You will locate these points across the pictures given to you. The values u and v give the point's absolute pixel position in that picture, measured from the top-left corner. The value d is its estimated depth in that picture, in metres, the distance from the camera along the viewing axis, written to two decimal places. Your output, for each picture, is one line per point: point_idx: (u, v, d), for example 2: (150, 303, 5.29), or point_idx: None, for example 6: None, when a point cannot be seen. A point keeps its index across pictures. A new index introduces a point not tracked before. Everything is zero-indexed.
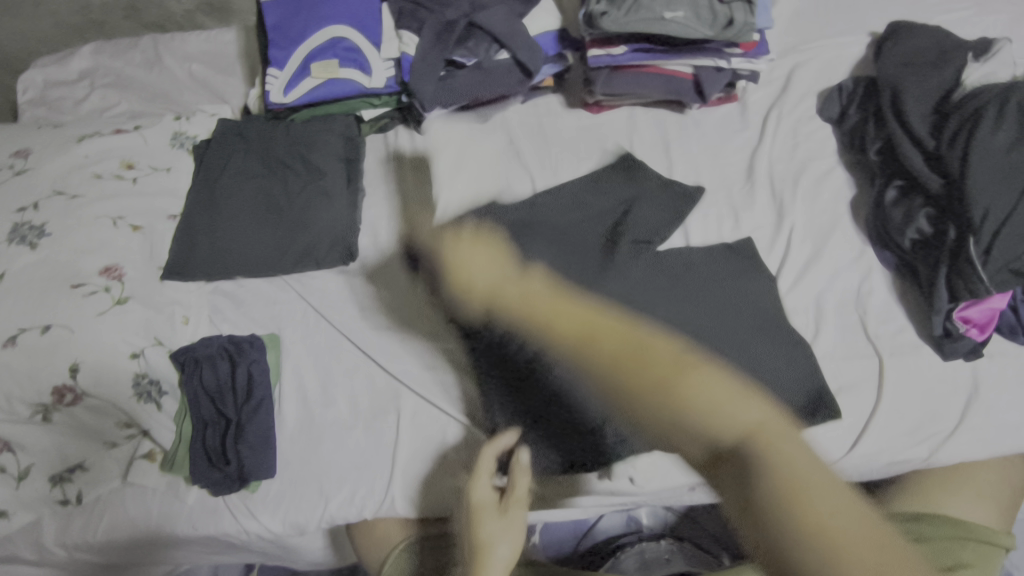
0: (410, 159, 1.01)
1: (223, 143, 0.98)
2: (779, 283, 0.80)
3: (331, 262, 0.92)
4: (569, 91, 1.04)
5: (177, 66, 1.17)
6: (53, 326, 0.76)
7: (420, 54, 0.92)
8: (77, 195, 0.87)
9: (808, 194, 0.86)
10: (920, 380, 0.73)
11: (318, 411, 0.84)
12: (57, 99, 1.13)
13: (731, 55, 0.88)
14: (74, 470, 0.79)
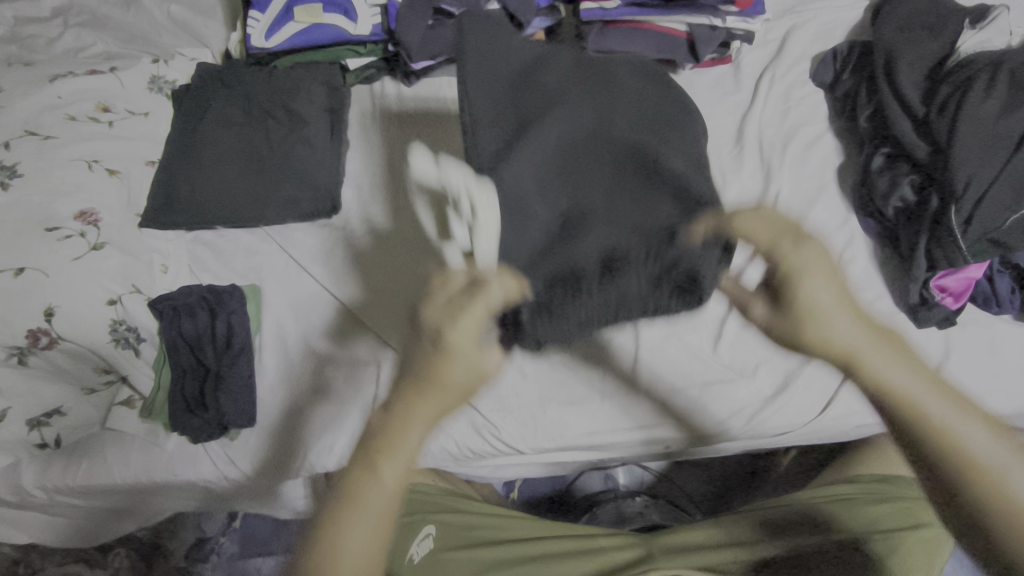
0: (396, 111, 0.98)
1: (204, 88, 0.96)
2: (760, 248, 0.81)
3: (313, 214, 0.90)
4: (561, 46, 1.01)
5: (155, 7, 1.13)
6: (27, 269, 0.74)
7: (408, 4, 0.89)
8: (50, 136, 0.85)
9: (796, 159, 0.86)
10: None
11: (298, 361, 0.84)
12: (29, 36, 1.07)
13: (726, 13, 0.87)
14: (51, 415, 0.77)
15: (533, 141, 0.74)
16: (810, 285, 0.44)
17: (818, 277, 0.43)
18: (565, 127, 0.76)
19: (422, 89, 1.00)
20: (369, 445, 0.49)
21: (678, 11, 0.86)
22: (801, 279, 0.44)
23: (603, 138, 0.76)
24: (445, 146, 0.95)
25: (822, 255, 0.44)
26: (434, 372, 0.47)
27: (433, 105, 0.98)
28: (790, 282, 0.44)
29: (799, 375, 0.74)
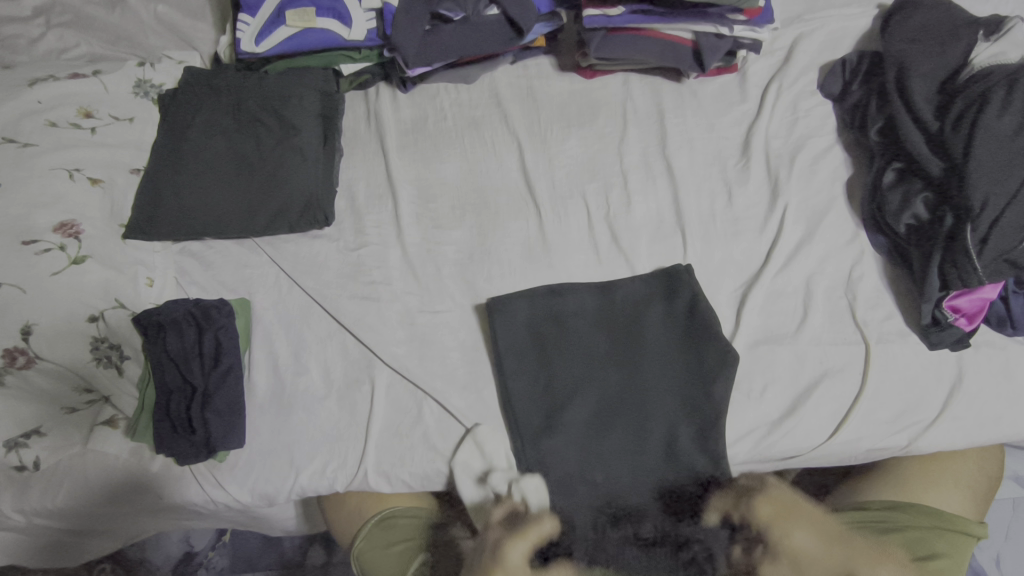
0: (392, 118, 0.96)
1: (192, 94, 0.92)
2: (767, 265, 0.78)
3: (303, 226, 0.86)
4: (561, 52, 0.98)
5: (142, 7, 1.08)
6: (3, 285, 0.71)
7: (404, 8, 0.86)
8: (29, 144, 0.82)
9: (804, 173, 0.84)
10: (905, 367, 0.72)
11: (289, 379, 0.81)
12: (8, 36, 1.03)
13: (733, 21, 0.84)
14: (30, 436, 0.75)
15: (579, 400, 0.74)
16: (796, 538, 0.64)
17: (784, 529, 0.65)
18: (599, 389, 0.74)
19: (419, 96, 0.97)
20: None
21: (686, 18, 0.83)
22: (791, 533, 0.65)
23: (640, 351, 0.75)
24: (443, 156, 0.92)
25: (799, 502, 0.67)
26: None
27: (430, 113, 0.96)
28: (783, 541, 0.65)
29: (809, 397, 0.72)
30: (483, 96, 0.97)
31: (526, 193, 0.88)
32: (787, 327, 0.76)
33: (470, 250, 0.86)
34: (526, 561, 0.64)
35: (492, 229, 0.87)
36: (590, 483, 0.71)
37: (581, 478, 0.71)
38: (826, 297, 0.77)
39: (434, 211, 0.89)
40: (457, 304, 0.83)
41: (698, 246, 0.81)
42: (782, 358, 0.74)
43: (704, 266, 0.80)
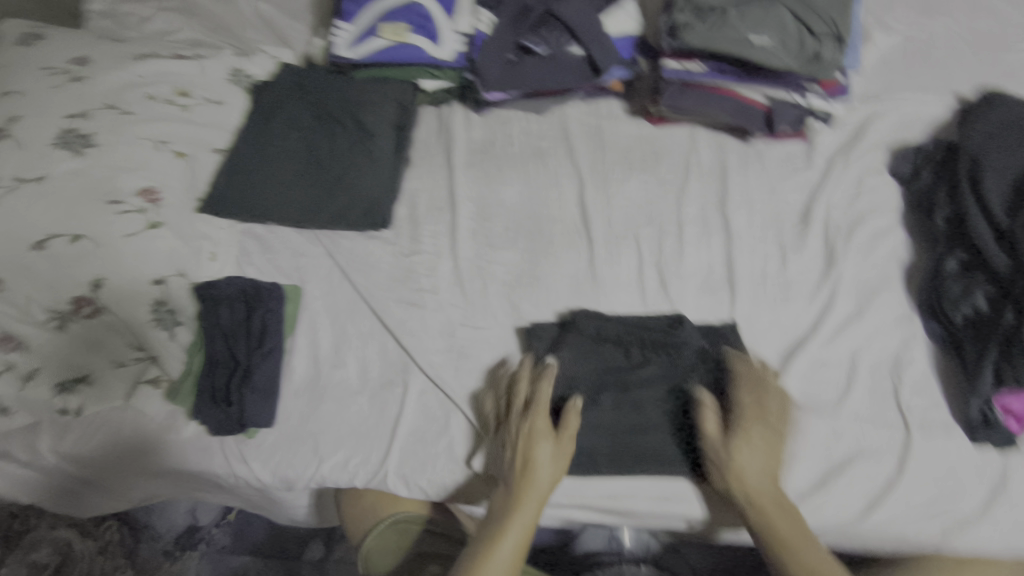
0: (463, 137, 1.00)
1: (281, 88, 0.98)
2: (814, 333, 0.79)
3: (362, 227, 0.90)
4: (634, 97, 1.02)
5: (246, 3, 1.16)
6: (82, 238, 0.74)
7: (495, 35, 0.90)
8: (128, 112, 0.87)
9: (862, 249, 0.84)
10: (944, 460, 0.70)
11: (326, 371, 0.83)
12: (124, 14, 1.14)
13: (809, 93, 0.85)
14: (79, 382, 0.78)
15: (620, 385, 0.76)
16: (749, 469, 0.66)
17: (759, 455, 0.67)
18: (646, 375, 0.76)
19: (492, 119, 1.01)
20: (494, 528, 0.66)
21: (765, 82, 0.84)
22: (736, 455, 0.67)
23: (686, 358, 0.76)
24: (506, 179, 0.95)
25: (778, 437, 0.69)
26: (528, 466, 0.68)
27: (499, 137, 1.00)
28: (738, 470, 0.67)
29: (841, 473, 0.70)
30: (553, 128, 1.00)
31: (580, 226, 0.91)
32: (828, 397, 0.76)
33: (519, 272, 0.88)
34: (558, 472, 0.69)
35: (543, 257, 0.89)
36: (617, 444, 0.73)
37: (611, 437, 0.73)
38: (870, 373, 0.77)
39: (490, 230, 0.92)
40: (498, 324, 0.85)
41: (744, 304, 0.82)
42: (818, 429, 0.73)
43: (749, 325, 0.81)
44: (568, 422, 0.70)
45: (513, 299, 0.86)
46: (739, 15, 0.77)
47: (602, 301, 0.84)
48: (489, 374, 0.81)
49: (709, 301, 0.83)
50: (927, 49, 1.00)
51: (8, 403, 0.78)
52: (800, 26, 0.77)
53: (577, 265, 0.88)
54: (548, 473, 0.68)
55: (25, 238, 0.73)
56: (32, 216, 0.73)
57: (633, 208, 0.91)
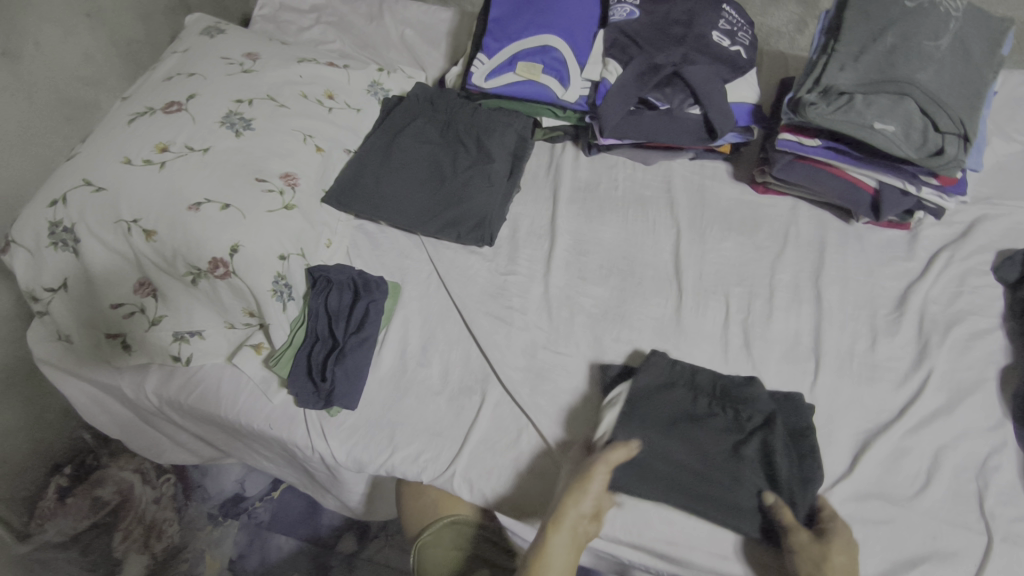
0: (569, 175, 1.06)
1: (415, 104, 1.07)
2: (899, 420, 0.77)
3: (468, 240, 0.96)
4: (740, 162, 1.05)
5: (392, 26, 1.28)
6: (231, 207, 0.84)
7: (619, 85, 0.95)
8: (284, 105, 0.98)
9: (957, 346, 0.83)
10: None
11: (412, 366, 0.88)
12: (286, 21, 1.29)
13: (924, 183, 0.86)
14: (193, 335, 0.86)
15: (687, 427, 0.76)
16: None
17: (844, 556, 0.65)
18: (713, 424, 0.76)
19: (599, 162, 1.07)
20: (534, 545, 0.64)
21: (880, 167, 0.86)
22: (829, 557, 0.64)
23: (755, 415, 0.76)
24: (605, 219, 1.00)
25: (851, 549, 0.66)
26: (573, 491, 0.67)
27: (604, 179, 1.05)
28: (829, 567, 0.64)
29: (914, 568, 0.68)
30: (657, 180, 1.04)
31: (672, 275, 0.93)
32: (905, 489, 0.73)
33: (606, 308, 0.91)
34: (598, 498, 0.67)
35: (632, 298, 0.92)
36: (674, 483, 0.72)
37: (671, 476, 0.73)
38: (953, 474, 0.74)
39: (583, 264, 0.96)
40: (580, 353, 0.88)
41: (828, 380, 0.82)
42: (893, 518, 0.71)
43: (831, 399, 0.80)
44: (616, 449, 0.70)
45: (597, 332, 0.89)
46: (864, 103, 0.81)
47: (684, 349, 0.86)
48: (563, 398, 0.84)
49: (791, 368, 0.84)
50: None
51: (133, 342, 0.86)
52: (925, 120, 0.80)
53: (664, 311, 0.90)
54: (584, 497, 0.66)
55: (184, 198, 0.82)
56: (194, 180, 0.83)
57: (726, 266, 0.93)
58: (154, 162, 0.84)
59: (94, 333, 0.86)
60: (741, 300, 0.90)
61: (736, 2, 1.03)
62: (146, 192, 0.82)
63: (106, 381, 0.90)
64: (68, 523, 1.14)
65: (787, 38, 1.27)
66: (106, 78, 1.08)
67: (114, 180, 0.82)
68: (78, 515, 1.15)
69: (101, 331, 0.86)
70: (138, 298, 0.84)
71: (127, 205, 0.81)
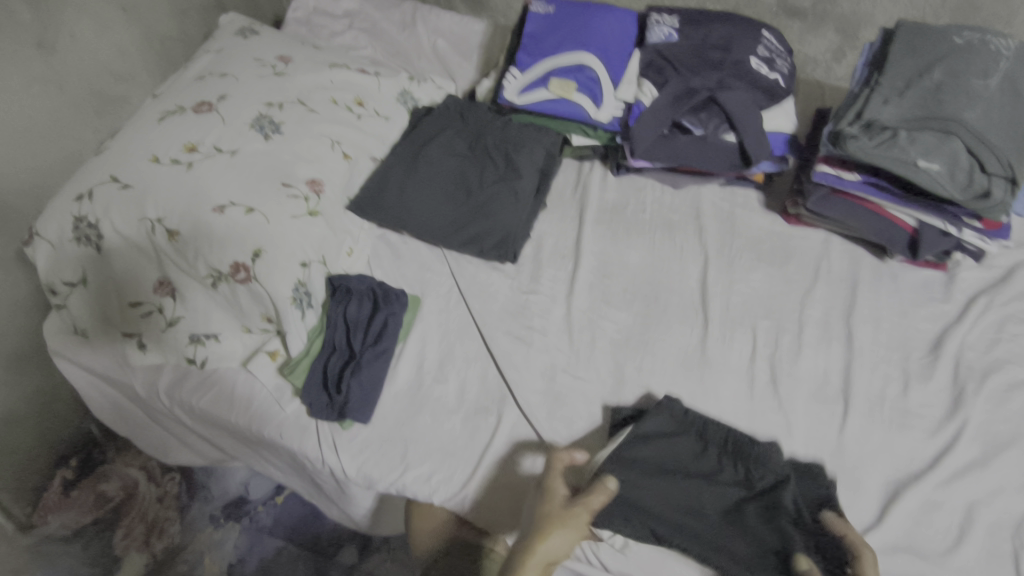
0: (597, 195, 1.04)
1: (445, 116, 1.07)
2: (932, 471, 0.74)
3: (491, 256, 0.95)
4: (772, 192, 1.03)
5: (424, 35, 1.28)
6: (256, 211, 0.83)
7: (653, 107, 0.94)
8: (313, 110, 0.97)
9: (993, 396, 0.80)
10: None
11: (428, 382, 0.87)
12: (318, 25, 1.29)
13: (966, 226, 0.83)
14: (210, 338, 0.85)
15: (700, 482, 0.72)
16: None
17: None
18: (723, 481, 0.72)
19: (628, 183, 1.05)
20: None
21: (920, 206, 0.84)
22: None
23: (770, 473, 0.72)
24: (632, 243, 0.98)
25: None
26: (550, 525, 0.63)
27: (631, 202, 1.03)
28: None
29: None
30: (686, 205, 1.02)
31: (698, 304, 0.91)
32: (937, 545, 0.70)
33: (629, 334, 0.89)
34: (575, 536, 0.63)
35: (656, 325, 0.90)
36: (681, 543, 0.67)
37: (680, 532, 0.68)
38: (988, 532, 0.71)
39: (607, 287, 0.94)
40: (601, 379, 0.86)
41: (857, 423, 0.79)
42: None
43: (860, 444, 0.78)
44: (598, 487, 0.67)
45: (619, 358, 0.87)
46: (908, 139, 0.78)
47: (708, 382, 0.84)
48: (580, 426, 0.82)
49: (819, 408, 0.81)
50: None
51: (148, 342, 0.85)
52: (972, 160, 0.77)
53: (689, 341, 0.88)
54: (562, 532, 0.62)
55: (210, 199, 0.81)
56: (220, 182, 0.83)
57: (755, 298, 0.91)
58: (182, 161, 0.83)
59: (112, 330, 0.85)
60: (769, 333, 0.88)
61: (776, 29, 1.01)
62: (172, 191, 0.81)
63: (118, 379, 0.89)
64: (72, 516, 1.14)
65: (824, 67, 1.25)
66: (139, 73, 1.09)
67: (141, 178, 0.81)
68: (81, 509, 1.15)
69: (119, 329, 0.85)
70: (157, 298, 0.83)
71: (152, 203, 0.80)
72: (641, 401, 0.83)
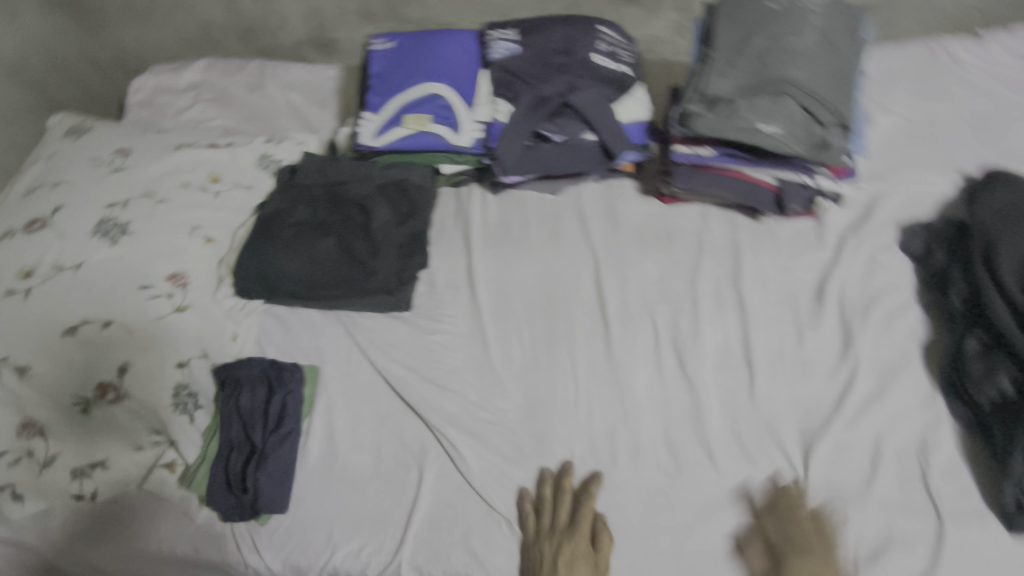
0: (479, 220, 1.02)
1: (304, 177, 0.99)
2: (837, 415, 0.78)
3: (385, 305, 0.92)
4: (644, 178, 1.05)
5: (276, 92, 1.23)
6: (113, 322, 0.78)
7: (512, 123, 0.93)
8: (163, 200, 0.91)
9: (879, 327, 0.84)
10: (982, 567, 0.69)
11: (343, 452, 0.83)
12: (162, 104, 1.23)
13: (818, 174, 0.89)
14: (95, 467, 0.77)
15: None
16: None
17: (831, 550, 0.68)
18: None
19: (508, 201, 1.04)
20: None
21: (774, 166, 0.87)
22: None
23: None
24: (524, 261, 0.96)
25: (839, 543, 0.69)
26: None
27: (515, 219, 1.01)
28: None
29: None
30: (568, 208, 1.02)
31: (598, 308, 0.91)
32: (855, 484, 0.75)
33: (535, 352, 0.88)
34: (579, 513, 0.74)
35: (562, 339, 0.88)
36: None
37: None
38: (896, 458, 0.76)
39: (508, 311, 0.92)
40: (518, 407, 0.84)
41: (764, 385, 0.82)
42: (837, 509, 0.73)
43: (770, 405, 0.81)
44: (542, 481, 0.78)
45: (534, 379, 0.86)
46: (749, 108, 0.81)
47: (622, 381, 0.84)
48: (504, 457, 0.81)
49: (727, 384, 0.83)
50: (929, 130, 1.02)
51: (24, 490, 0.76)
52: (807, 116, 0.81)
53: (595, 345, 0.88)
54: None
55: (59, 323, 0.76)
56: (67, 302, 0.77)
57: (648, 286, 0.92)
58: (19, 291, 0.78)
59: None
60: (670, 319, 0.89)
61: (613, 24, 1.03)
62: (18, 327, 0.76)
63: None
64: None
65: (669, 44, 1.27)
66: None
67: None
68: None
69: None
70: (23, 441, 0.75)
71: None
72: (563, 417, 0.83)
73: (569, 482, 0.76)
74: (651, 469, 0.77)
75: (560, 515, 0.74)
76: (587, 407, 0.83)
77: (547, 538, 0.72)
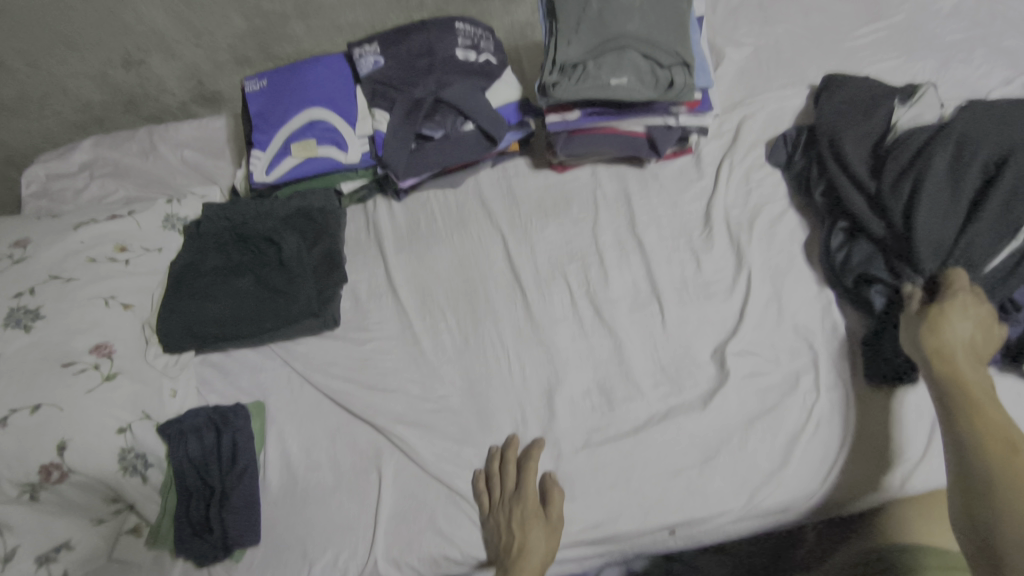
0: (388, 227, 1.05)
1: (209, 224, 0.99)
2: (741, 324, 0.86)
3: (312, 328, 0.94)
4: (534, 153, 1.10)
5: (170, 153, 1.25)
6: (42, 405, 0.78)
7: (391, 131, 0.98)
8: (71, 278, 0.91)
9: (764, 236, 0.93)
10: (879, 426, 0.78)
11: (302, 474, 0.86)
12: (59, 190, 1.22)
13: (678, 113, 0.95)
14: (60, 549, 0.77)
15: None
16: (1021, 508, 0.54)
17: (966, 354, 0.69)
18: None
19: (413, 203, 1.07)
20: None
21: (637, 115, 0.94)
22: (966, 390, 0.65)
23: None
24: (438, 254, 1.01)
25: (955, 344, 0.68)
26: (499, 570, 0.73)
27: (422, 218, 1.05)
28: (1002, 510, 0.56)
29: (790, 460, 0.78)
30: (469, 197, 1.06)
31: (514, 281, 0.96)
32: (769, 379, 0.83)
33: (465, 335, 0.92)
34: (525, 479, 0.79)
35: (487, 317, 0.93)
36: None
37: None
38: (797, 348, 0.84)
39: (433, 304, 0.96)
40: (459, 390, 0.88)
41: (674, 312, 0.89)
42: (755, 406, 0.81)
43: (683, 329, 0.87)
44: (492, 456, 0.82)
45: (468, 360, 0.90)
46: (596, 66, 0.88)
47: (548, 341, 0.89)
48: (456, 438, 0.85)
49: (643, 320, 0.89)
50: (777, 52, 1.11)
51: None
52: (650, 62, 0.88)
53: (518, 315, 0.93)
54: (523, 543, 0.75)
55: None
56: None
57: (555, 249, 0.98)
58: None
59: None
60: (583, 274, 0.94)
61: (471, 18, 1.08)
62: None
63: None
64: None
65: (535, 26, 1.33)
66: None
67: None
68: None
69: None
70: None
71: None
72: (501, 388, 0.88)
73: (514, 451, 0.82)
74: (587, 412, 0.84)
75: (508, 483, 0.79)
76: (521, 373, 0.88)
77: (500, 506, 0.78)
